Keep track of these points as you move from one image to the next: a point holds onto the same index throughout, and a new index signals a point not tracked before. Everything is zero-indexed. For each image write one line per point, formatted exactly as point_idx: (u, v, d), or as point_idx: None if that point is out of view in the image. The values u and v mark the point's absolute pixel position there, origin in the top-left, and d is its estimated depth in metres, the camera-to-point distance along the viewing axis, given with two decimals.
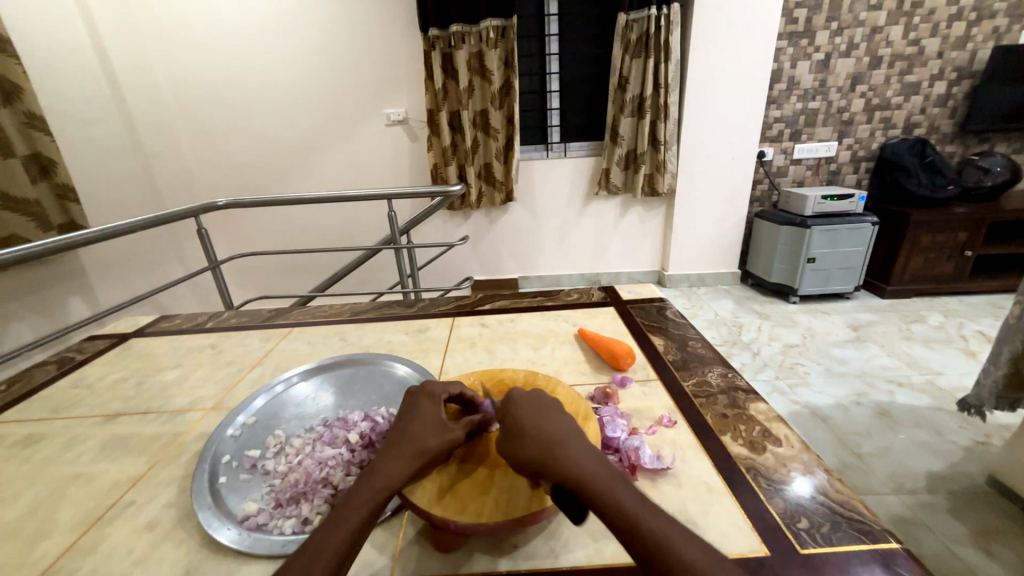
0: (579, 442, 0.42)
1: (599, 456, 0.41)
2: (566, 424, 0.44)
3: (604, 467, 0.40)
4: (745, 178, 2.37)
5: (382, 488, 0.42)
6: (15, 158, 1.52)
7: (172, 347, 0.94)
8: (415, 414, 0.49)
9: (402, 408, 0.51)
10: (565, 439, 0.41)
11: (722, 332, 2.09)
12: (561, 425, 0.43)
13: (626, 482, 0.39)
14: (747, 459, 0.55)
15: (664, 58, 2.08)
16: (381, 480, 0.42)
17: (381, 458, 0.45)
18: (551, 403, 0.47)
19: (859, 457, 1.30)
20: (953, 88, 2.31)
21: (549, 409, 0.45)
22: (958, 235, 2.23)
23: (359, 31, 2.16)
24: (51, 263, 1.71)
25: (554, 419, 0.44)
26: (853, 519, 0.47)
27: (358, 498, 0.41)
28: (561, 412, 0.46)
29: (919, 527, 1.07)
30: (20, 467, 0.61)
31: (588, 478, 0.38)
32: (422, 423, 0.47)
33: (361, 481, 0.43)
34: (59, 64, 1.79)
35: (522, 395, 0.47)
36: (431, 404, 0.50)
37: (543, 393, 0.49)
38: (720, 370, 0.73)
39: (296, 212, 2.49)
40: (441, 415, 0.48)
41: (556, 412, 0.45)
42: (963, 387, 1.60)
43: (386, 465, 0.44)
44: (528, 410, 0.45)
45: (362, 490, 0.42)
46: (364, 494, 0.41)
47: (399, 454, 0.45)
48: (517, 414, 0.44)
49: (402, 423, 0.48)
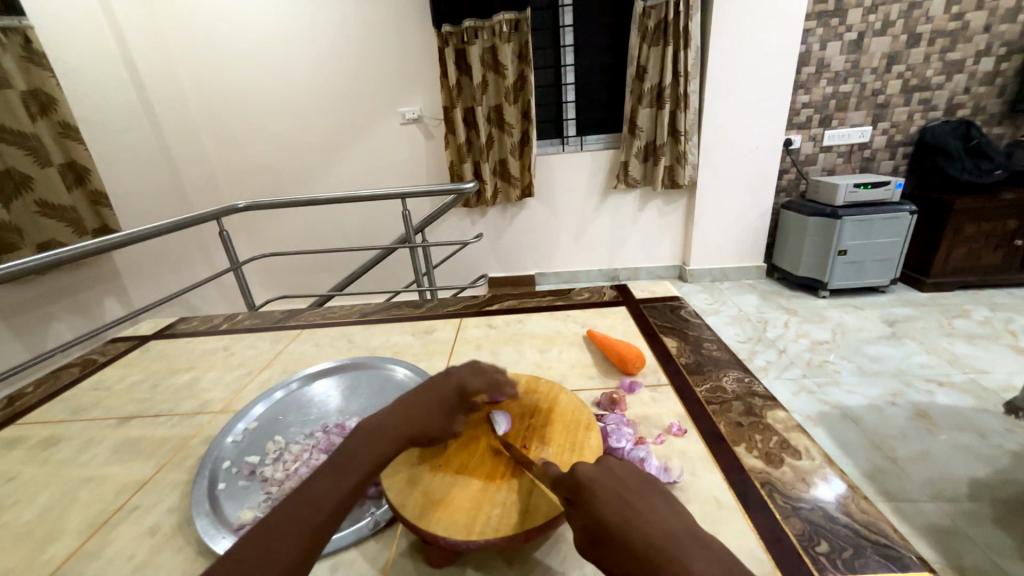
0: (691, 545, 0.32)
1: (721, 558, 0.31)
2: (660, 515, 0.34)
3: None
4: (772, 167, 2.27)
5: (378, 457, 0.41)
6: (51, 167, 1.59)
7: (187, 349, 0.96)
8: (430, 393, 0.48)
9: (433, 378, 0.51)
10: (623, 492, 0.36)
11: (747, 329, 2.01)
12: (658, 521, 0.34)
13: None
14: (762, 473, 0.51)
15: (683, 45, 2.01)
16: (379, 450, 0.42)
17: (385, 425, 0.44)
18: (634, 486, 0.37)
19: (895, 462, 1.22)
20: (1000, 65, 2.15)
21: (633, 494, 0.36)
22: (1006, 223, 2.08)
23: (373, 31, 2.16)
24: (85, 267, 1.79)
25: (647, 513, 0.34)
26: (879, 543, 0.43)
27: (356, 461, 0.41)
28: (650, 495, 0.36)
29: (959, 538, 1.00)
30: (37, 470, 0.63)
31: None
32: (439, 402, 0.48)
33: (361, 444, 0.42)
34: (90, 74, 1.86)
35: (593, 475, 0.38)
36: (449, 386, 0.49)
37: (612, 463, 0.40)
38: (737, 374, 0.69)
39: (315, 212, 2.52)
40: (451, 403, 0.48)
41: (642, 496, 0.36)
42: (1010, 387, 1.50)
43: (388, 435, 0.43)
44: (613, 504, 0.35)
45: (360, 456, 0.41)
46: (363, 459, 0.41)
47: (404, 427, 0.44)
48: (600, 510, 0.35)
49: (416, 396, 0.48)
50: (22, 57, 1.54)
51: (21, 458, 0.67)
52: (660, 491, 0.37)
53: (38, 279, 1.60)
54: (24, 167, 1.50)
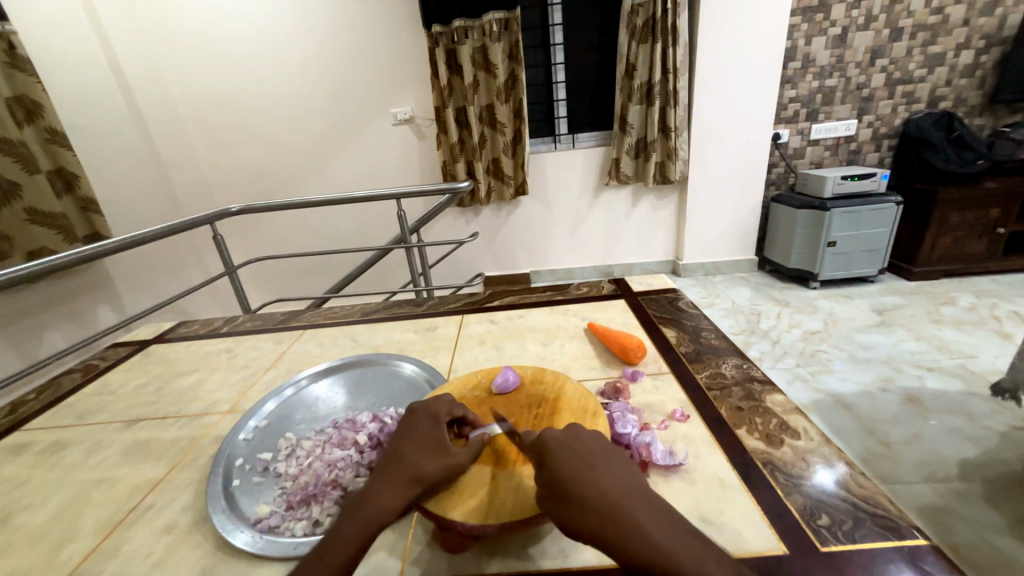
0: (641, 504, 0.37)
1: (664, 515, 0.37)
2: (619, 478, 0.39)
3: (675, 531, 0.35)
4: (761, 161, 2.30)
5: (373, 514, 0.41)
6: (40, 173, 1.58)
7: (189, 352, 0.96)
8: (413, 434, 0.48)
9: (403, 425, 0.51)
10: (587, 458, 0.41)
11: (740, 321, 2.04)
12: (616, 483, 0.38)
13: (704, 549, 0.35)
14: (764, 453, 0.53)
15: (671, 42, 2.03)
16: (373, 507, 0.41)
17: (375, 481, 0.44)
18: (597, 452, 0.42)
19: (887, 445, 1.26)
20: (980, 57, 2.20)
21: (595, 460, 0.41)
22: (988, 212, 2.13)
23: (362, 31, 2.16)
24: (77, 275, 1.77)
25: (607, 475, 0.39)
26: (876, 514, 0.45)
27: (343, 533, 0.40)
28: (607, 459, 0.41)
29: (951, 516, 1.03)
30: (47, 474, 0.64)
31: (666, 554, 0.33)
32: (419, 446, 0.47)
33: (354, 506, 0.42)
34: (77, 80, 1.84)
35: (562, 442, 0.42)
36: (431, 423, 0.49)
37: (579, 431, 0.45)
38: (735, 361, 0.71)
39: (309, 215, 2.52)
40: (441, 437, 0.48)
41: (604, 462, 0.41)
42: (997, 370, 1.54)
43: (379, 490, 0.43)
44: (576, 466, 0.40)
45: (353, 518, 0.41)
46: (348, 526, 0.40)
47: (395, 477, 0.44)
48: (565, 470, 0.39)
49: (400, 441, 0.48)
50: (6, 62, 1.52)
51: (29, 463, 0.67)
52: (620, 460, 0.42)
53: (30, 288, 1.59)
54: (12, 174, 1.48)
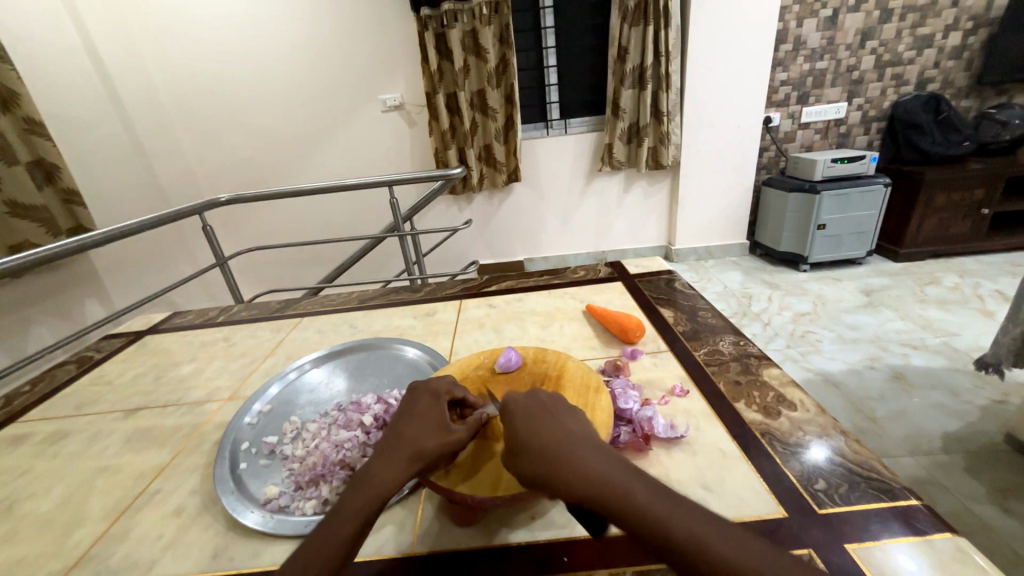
0: (584, 447, 0.38)
1: (606, 454, 0.38)
2: (567, 428, 0.41)
3: (613, 465, 0.37)
4: (753, 145, 2.31)
5: (376, 491, 0.41)
6: (18, 164, 1.53)
7: (185, 341, 0.95)
8: (413, 414, 0.48)
9: (403, 405, 0.51)
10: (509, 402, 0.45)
11: (732, 304, 2.07)
12: (562, 432, 0.40)
13: (642, 480, 0.35)
14: (762, 424, 0.55)
15: (663, 24, 2.01)
16: (376, 484, 0.42)
17: (376, 460, 0.44)
18: (550, 408, 0.44)
19: (874, 421, 1.30)
20: (968, 39, 2.21)
21: (550, 416, 0.42)
22: (974, 193, 2.17)
23: (349, 15, 2.11)
24: (62, 269, 1.73)
25: (555, 425, 0.41)
26: (870, 478, 0.47)
27: (347, 510, 0.40)
28: (561, 415, 0.43)
29: (936, 487, 1.07)
30: (48, 463, 0.63)
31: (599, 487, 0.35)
32: (422, 423, 0.47)
33: (356, 485, 0.42)
34: (52, 68, 1.78)
35: (516, 402, 0.44)
36: (430, 403, 0.49)
37: (538, 393, 0.46)
38: (732, 338, 0.73)
39: (299, 204, 2.48)
40: (442, 415, 0.48)
41: (556, 416, 0.42)
42: (979, 347, 1.58)
43: (380, 469, 0.43)
44: (526, 421, 0.42)
45: (355, 496, 0.41)
46: (351, 503, 0.40)
47: (396, 455, 0.44)
48: (514, 427, 0.42)
49: (400, 421, 0.48)
50: None
51: (29, 453, 0.66)
52: (562, 416, 0.42)
53: (15, 283, 1.55)
54: None
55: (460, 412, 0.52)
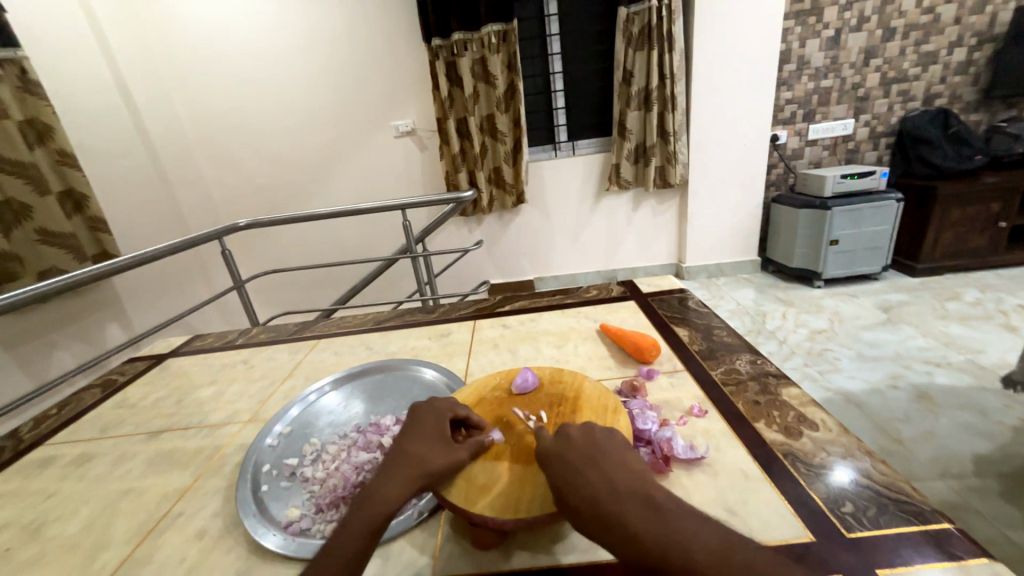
0: (630, 503, 0.36)
1: (657, 502, 0.36)
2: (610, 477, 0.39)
3: (665, 516, 0.35)
4: (761, 162, 2.33)
5: (381, 507, 0.42)
6: (50, 195, 1.60)
7: (206, 364, 0.97)
8: (417, 431, 0.49)
9: (406, 423, 0.52)
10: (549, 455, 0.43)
11: (747, 322, 2.05)
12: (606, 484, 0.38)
13: (698, 533, 0.33)
14: (784, 445, 0.54)
15: (667, 48, 2.06)
16: (381, 500, 0.42)
17: (382, 476, 0.45)
18: (592, 452, 0.42)
19: (900, 442, 1.26)
20: (973, 54, 2.23)
21: (593, 461, 0.41)
22: (989, 207, 2.14)
23: (363, 47, 2.20)
24: (86, 293, 1.79)
25: (598, 478, 0.39)
26: (899, 500, 0.46)
27: (353, 526, 0.41)
28: (601, 459, 0.41)
29: (969, 511, 1.03)
30: (74, 485, 0.65)
31: (653, 544, 0.33)
32: (424, 440, 0.48)
33: (361, 502, 0.43)
34: (85, 103, 1.89)
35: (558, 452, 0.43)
36: (433, 420, 0.50)
37: (574, 435, 0.44)
38: (749, 357, 0.72)
39: (314, 227, 2.54)
40: (446, 432, 0.49)
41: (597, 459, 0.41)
42: (1006, 364, 1.54)
43: (384, 485, 0.44)
44: (566, 473, 0.40)
45: (360, 511, 0.42)
46: (356, 519, 0.41)
47: (399, 472, 0.45)
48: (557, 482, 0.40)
49: (405, 437, 0.49)
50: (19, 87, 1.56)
51: (55, 476, 0.68)
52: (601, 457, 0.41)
53: (42, 308, 1.61)
54: (23, 196, 1.51)
55: (464, 433, 0.53)
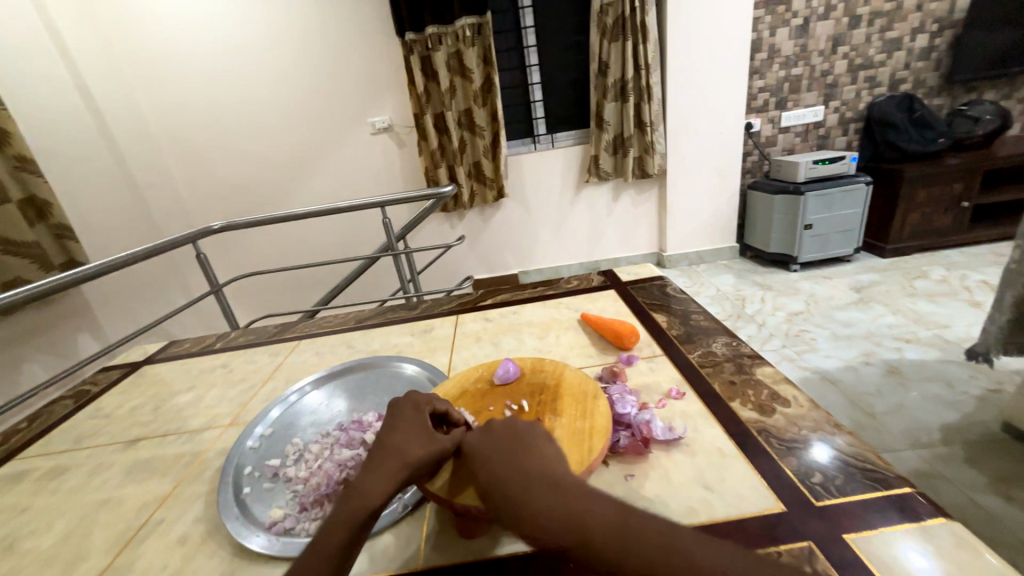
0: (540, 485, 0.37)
1: (564, 486, 0.37)
2: (529, 464, 0.40)
3: (569, 496, 0.36)
4: (737, 150, 2.37)
5: (363, 501, 0.42)
6: (10, 203, 1.53)
7: (183, 370, 0.95)
8: (397, 425, 0.49)
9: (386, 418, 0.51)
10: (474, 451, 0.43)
11: (727, 307, 2.10)
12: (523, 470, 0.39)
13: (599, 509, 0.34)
14: (758, 422, 0.56)
15: (641, 39, 2.08)
16: (363, 495, 0.42)
17: (363, 472, 0.44)
18: (510, 444, 0.43)
19: (872, 417, 1.31)
20: (934, 40, 2.30)
21: (511, 452, 0.42)
22: (953, 187, 2.22)
23: (334, 42, 2.16)
24: (54, 304, 1.73)
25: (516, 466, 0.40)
26: (866, 468, 0.48)
27: (336, 522, 0.41)
28: (527, 448, 0.42)
29: (939, 480, 1.08)
30: (48, 499, 0.63)
31: (558, 522, 0.34)
32: (404, 433, 0.48)
33: (343, 497, 0.43)
34: (42, 105, 1.81)
35: (480, 444, 0.43)
36: (413, 413, 0.50)
37: (501, 428, 0.45)
38: (725, 339, 0.74)
39: (292, 228, 2.50)
40: (427, 426, 0.49)
41: (518, 449, 0.42)
42: (969, 337, 1.61)
43: (366, 480, 0.43)
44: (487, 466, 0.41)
45: (343, 505, 0.42)
46: (340, 515, 0.41)
47: (381, 466, 0.44)
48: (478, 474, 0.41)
49: (386, 432, 0.48)
50: None
51: (28, 490, 0.66)
52: (524, 444, 0.42)
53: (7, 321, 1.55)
54: None
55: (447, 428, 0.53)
